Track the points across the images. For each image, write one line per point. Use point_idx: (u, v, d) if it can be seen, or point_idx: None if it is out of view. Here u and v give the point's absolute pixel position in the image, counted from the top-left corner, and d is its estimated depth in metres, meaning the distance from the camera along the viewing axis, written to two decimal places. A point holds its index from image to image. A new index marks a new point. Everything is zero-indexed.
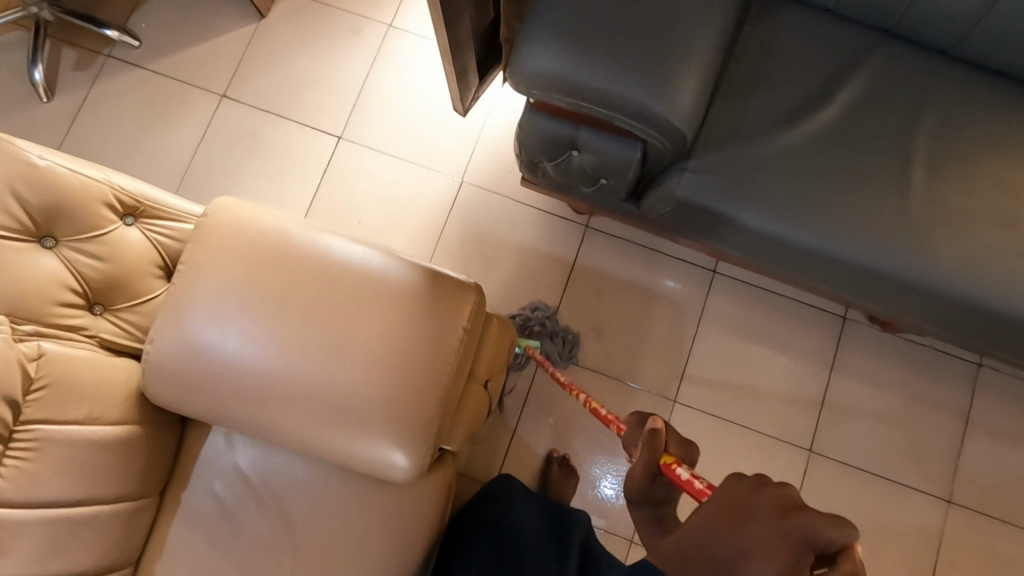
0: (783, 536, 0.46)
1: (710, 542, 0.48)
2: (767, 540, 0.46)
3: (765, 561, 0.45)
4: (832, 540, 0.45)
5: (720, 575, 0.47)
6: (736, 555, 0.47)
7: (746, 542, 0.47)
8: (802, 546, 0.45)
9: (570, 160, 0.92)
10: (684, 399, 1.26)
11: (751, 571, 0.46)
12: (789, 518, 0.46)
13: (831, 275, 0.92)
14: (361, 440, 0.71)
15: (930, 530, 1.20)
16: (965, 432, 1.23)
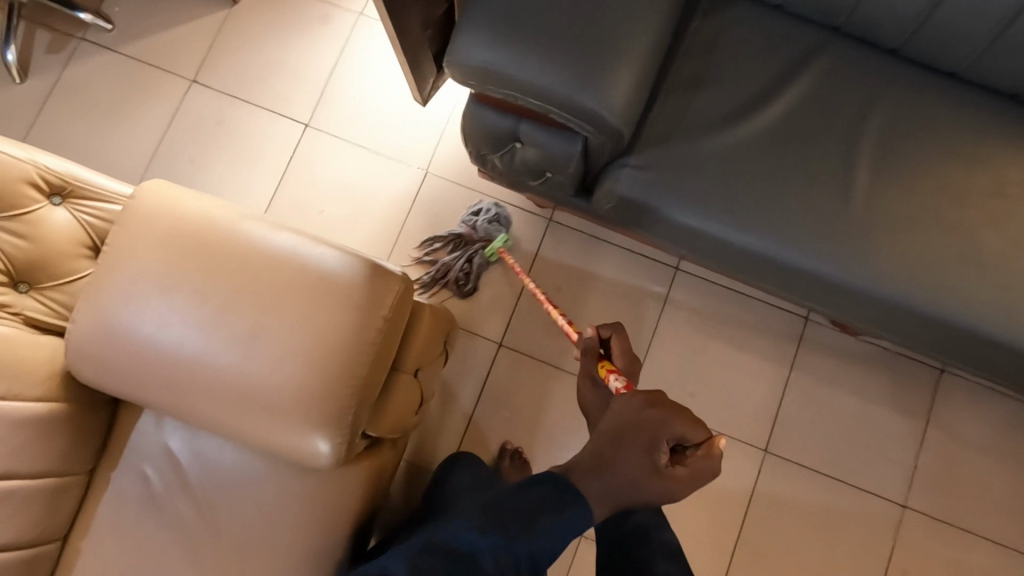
0: (657, 427, 0.63)
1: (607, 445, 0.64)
2: (646, 434, 0.63)
3: (639, 446, 0.63)
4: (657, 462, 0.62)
5: (608, 460, 0.63)
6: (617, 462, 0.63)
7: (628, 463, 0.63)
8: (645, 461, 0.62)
9: (514, 153, 0.91)
10: None
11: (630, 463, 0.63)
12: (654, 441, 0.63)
13: (775, 276, 0.90)
14: (280, 426, 0.71)
15: (884, 536, 1.19)
16: (923, 438, 1.22)
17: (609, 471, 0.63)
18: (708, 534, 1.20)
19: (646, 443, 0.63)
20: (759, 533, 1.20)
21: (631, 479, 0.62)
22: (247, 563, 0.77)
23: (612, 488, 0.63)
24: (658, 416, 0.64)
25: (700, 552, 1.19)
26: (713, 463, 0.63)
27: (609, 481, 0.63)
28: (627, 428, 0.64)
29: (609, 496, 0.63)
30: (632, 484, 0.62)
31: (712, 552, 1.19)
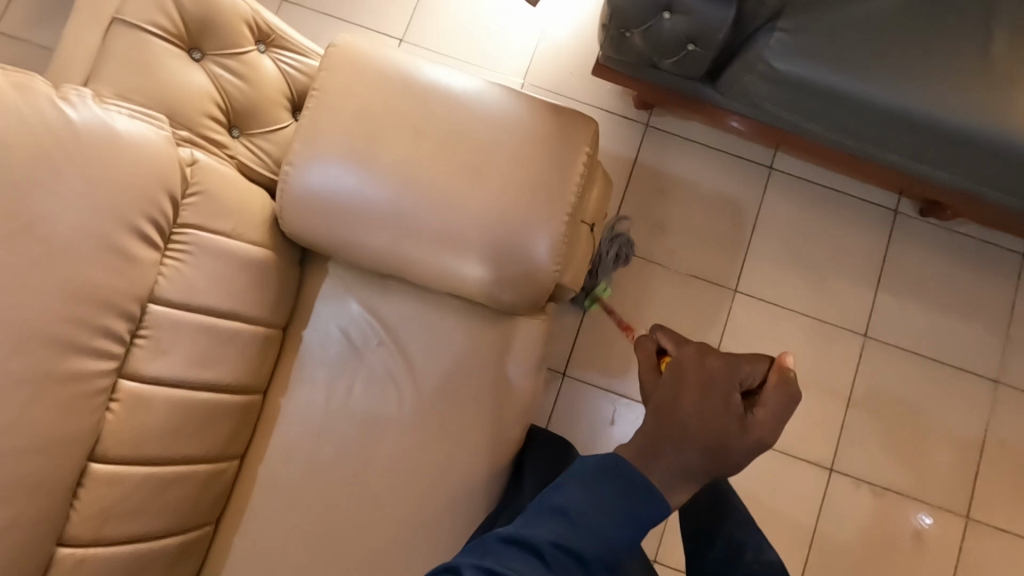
0: (725, 373, 0.56)
1: (673, 415, 0.55)
2: (716, 390, 0.55)
3: (709, 401, 0.55)
4: (739, 410, 0.55)
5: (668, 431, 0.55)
6: (687, 415, 0.54)
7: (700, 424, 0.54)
8: (730, 396, 0.55)
9: (660, 26, 0.93)
10: (745, 288, 1.29)
11: (717, 438, 0.53)
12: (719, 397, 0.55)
13: (914, 132, 0.96)
14: (493, 264, 0.74)
15: (982, 413, 1.26)
16: (1011, 318, 1.29)
17: (687, 433, 0.54)
18: (816, 416, 1.25)
19: (715, 398, 0.55)
20: (864, 413, 1.25)
21: (717, 433, 0.54)
22: (444, 410, 0.81)
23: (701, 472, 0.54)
24: (717, 375, 0.56)
25: (810, 433, 1.24)
26: (791, 388, 0.56)
27: (689, 452, 0.53)
28: (688, 398, 0.55)
29: (689, 474, 0.54)
30: (715, 448, 0.53)
31: (821, 433, 1.24)
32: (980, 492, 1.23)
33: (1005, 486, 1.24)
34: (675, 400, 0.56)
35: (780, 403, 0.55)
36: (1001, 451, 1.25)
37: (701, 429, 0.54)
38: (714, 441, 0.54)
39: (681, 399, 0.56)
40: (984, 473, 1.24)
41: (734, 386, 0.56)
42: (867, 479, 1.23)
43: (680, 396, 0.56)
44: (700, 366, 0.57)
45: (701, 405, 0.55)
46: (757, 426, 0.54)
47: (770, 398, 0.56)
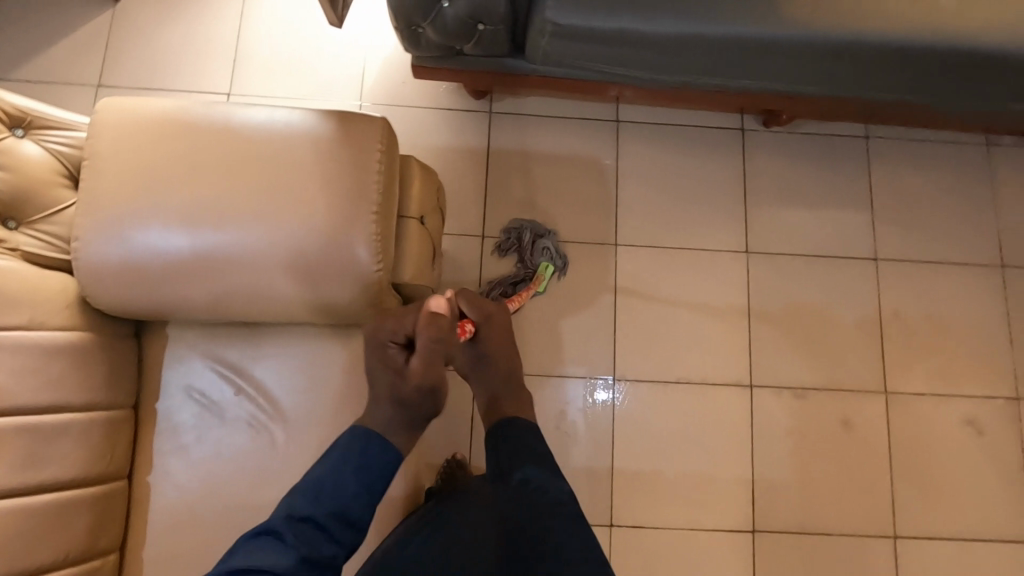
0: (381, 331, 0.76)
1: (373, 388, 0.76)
2: (378, 355, 0.75)
3: (383, 358, 0.75)
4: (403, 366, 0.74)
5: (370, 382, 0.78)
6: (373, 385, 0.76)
7: (376, 389, 0.75)
8: (393, 356, 0.75)
9: (443, 13, 0.95)
10: (625, 239, 1.31)
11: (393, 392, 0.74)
12: (392, 362, 0.75)
13: (714, 50, 0.98)
14: (316, 282, 0.74)
15: (870, 290, 1.32)
16: (871, 197, 1.36)
17: (374, 395, 0.76)
18: (723, 339, 1.28)
19: (385, 352, 0.75)
20: (767, 323, 1.29)
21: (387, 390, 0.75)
22: (320, 440, 0.80)
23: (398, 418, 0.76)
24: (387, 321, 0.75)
25: (721, 357, 1.27)
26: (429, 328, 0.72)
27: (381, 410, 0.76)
28: (370, 365, 0.76)
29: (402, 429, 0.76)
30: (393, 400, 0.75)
31: (732, 353, 1.27)
32: (890, 364, 1.29)
33: (911, 350, 1.29)
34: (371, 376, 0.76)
35: (431, 342, 0.72)
36: (898, 321, 1.31)
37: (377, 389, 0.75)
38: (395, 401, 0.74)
39: (371, 376, 0.77)
40: (889, 345, 1.29)
41: (386, 344, 0.75)
42: (786, 384, 1.27)
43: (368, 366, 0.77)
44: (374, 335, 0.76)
45: (378, 359, 0.75)
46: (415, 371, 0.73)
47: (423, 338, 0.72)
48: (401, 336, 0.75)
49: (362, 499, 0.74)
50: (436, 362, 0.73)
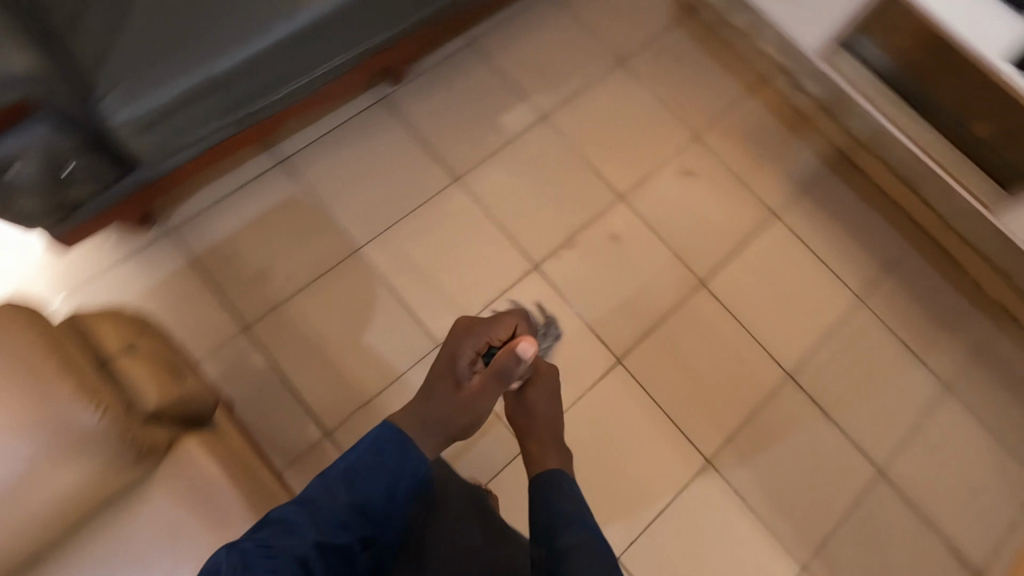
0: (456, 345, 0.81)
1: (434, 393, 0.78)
2: (448, 362, 0.80)
3: (457, 362, 0.79)
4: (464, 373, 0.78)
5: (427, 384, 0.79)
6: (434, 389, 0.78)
7: (440, 392, 0.78)
8: (457, 364, 0.79)
9: (22, 177, 0.95)
10: (363, 239, 1.39)
11: (449, 395, 0.77)
12: (454, 374, 0.79)
13: (286, 49, 1.06)
14: (54, 466, 0.73)
15: (558, 141, 1.54)
16: (509, 77, 1.58)
17: (432, 398, 0.77)
18: (492, 251, 1.42)
19: (462, 357, 0.79)
20: (512, 216, 1.45)
21: (446, 393, 0.77)
22: None
23: (442, 421, 0.76)
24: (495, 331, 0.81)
25: (500, 264, 1.41)
26: (508, 355, 0.76)
27: (430, 411, 0.76)
28: (440, 368, 0.80)
29: (431, 433, 0.75)
30: (444, 403, 0.76)
31: (506, 255, 1.42)
32: (610, 176, 1.52)
33: (614, 159, 1.54)
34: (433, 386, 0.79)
35: (502, 368, 0.76)
36: (591, 145, 1.54)
37: (434, 394, 0.78)
38: (442, 405, 0.76)
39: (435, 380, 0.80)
40: (599, 165, 1.53)
41: (461, 357, 0.80)
42: (558, 245, 1.44)
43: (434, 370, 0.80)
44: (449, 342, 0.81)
45: (454, 359, 0.80)
46: (471, 385, 0.77)
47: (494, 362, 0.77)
48: (482, 348, 0.81)
49: (386, 503, 0.69)
50: (499, 385, 0.77)
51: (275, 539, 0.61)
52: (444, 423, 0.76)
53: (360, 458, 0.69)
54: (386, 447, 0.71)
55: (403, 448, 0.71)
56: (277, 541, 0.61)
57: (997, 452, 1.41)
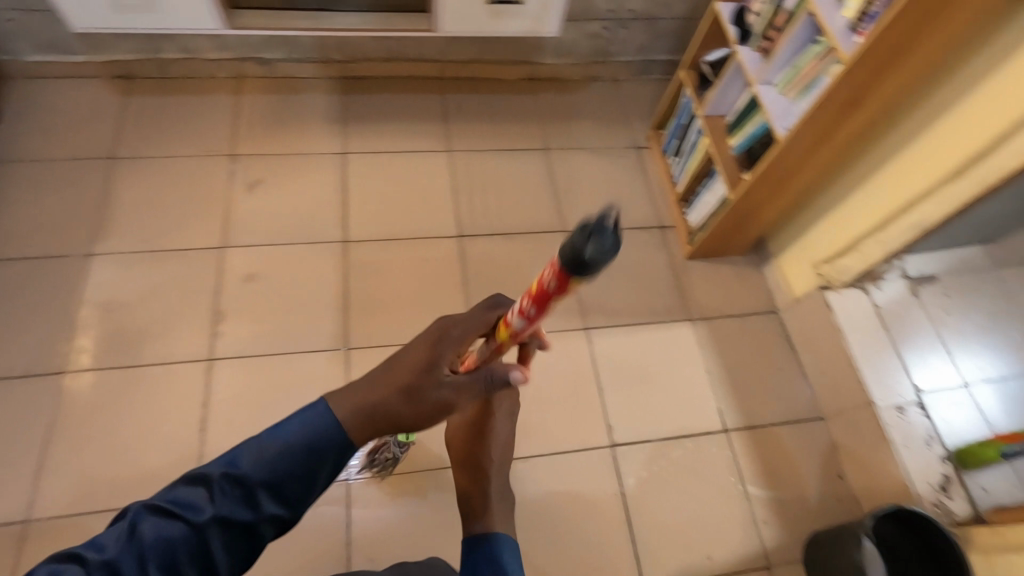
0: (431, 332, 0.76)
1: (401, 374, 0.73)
2: (420, 347, 0.75)
3: (439, 360, 0.74)
4: (431, 360, 0.74)
5: (396, 361, 0.74)
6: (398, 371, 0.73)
7: (398, 372, 0.73)
8: (421, 353, 0.74)
9: None
10: (33, 505, 1.19)
11: (403, 383, 0.72)
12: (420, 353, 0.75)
13: None
14: None
15: (126, 261, 1.45)
16: (27, 259, 1.42)
17: (390, 382, 0.73)
18: (162, 387, 1.32)
19: (447, 351, 0.75)
20: (150, 347, 1.36)
21: (405, 382, 0.72)
22: None
23: (379, 405, 0.71)
24: (556, 258, 0.62)
25: (178, 388, 1.31)
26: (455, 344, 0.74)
27: (386, 398, 0.72)
28: (411, 352, 0.75)
29: (376, 424, 0.71)
30: (399, 394, 0.72)
31: (176, 377, 1.33)
32: (198, 243, 1.49)
33: (187, 228, 1.51)
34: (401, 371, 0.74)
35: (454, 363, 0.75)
36: (158, 237, 1.49)
37: (394, 378, 0.73)
38: (397, 396, 0.72)
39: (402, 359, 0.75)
40: (179, 243, 1.48)
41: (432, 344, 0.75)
42: (211, 326, 1.39)
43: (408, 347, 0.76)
44: (436, 325, 0.76)
45: (438, 346, 0.75)
46: (430, 378, 0.73)
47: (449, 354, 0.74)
48: (455, 341, 0.76)
49: (299, 474, 0.67)
50: (452, 376, 0.74)
51: (184, 500, 0.65)
52: (379, 410, 0.71)
53: (308, 436, 0.68)
54: (325, 430, 0.68)
55: (338, 437, 0.68)
56: (186, 503, 0.65)
57: (601, 155, 1.82)
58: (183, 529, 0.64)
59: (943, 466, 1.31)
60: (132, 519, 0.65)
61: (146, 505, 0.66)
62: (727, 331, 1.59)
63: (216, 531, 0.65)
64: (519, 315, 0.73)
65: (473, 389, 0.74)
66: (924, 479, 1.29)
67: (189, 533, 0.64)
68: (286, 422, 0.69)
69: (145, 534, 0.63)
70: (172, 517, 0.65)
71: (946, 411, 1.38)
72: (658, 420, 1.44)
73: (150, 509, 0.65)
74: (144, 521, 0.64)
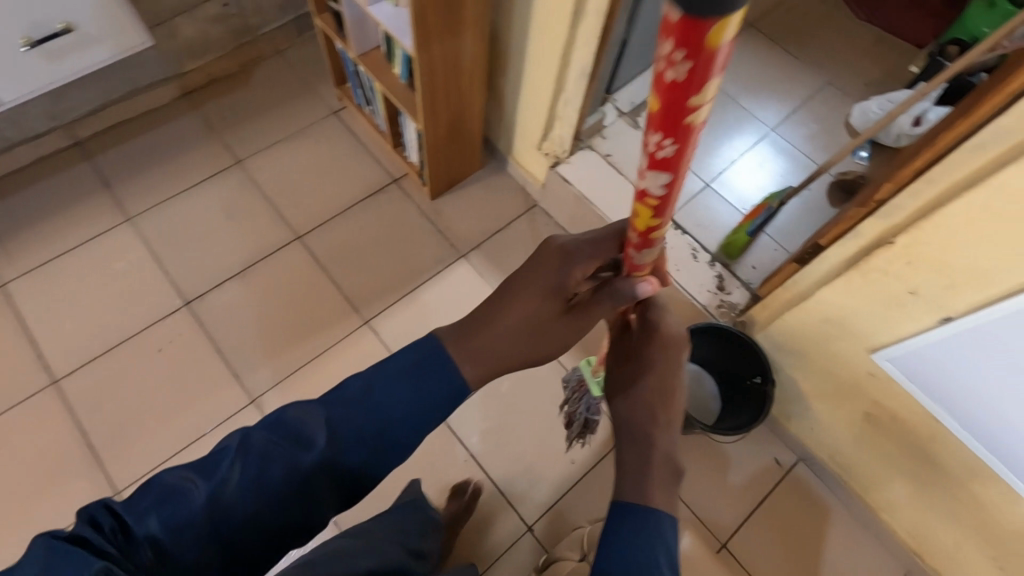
0: (540, 268, 0.78)
1: (529, 310, 0.77)
2: (539, 281, 0.78)
3: (565, 279, 0.77)
4: (544, 298, 0.77)
5: (512, 307, 0.76)
6: (516, 306, 0.77)
7: (513, 314, 0.76)
8: (535, 283, 0.78)
9: None
10: None
11: (525, 314, 0.77)
12: (531, 289, 0.78)
13: None
14: None
15: None
16: None
17: (513, 313, 0.76)
18: None
19: (571, 272, 0.77)
20: None
21: (526, 317, 0.77)
22: None
23: (506, 344, 0.75)
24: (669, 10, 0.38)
25: None
26: (569, 263, 0.77)
27: (514, 325, 0.76)
28: (525, 281, 0.78)
29: (492, 366, 0.74)
30: (525, 326, 0.77)
31: None
32: None
33: None
34: (521, 291, 0.78)
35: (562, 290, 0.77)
36: None
37: (512, 310, 0.76)
38: (523, 322, 0.77)
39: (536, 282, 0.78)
40: None
41: (550, 278, 0.77)
42: None
43: (514, 278, 0.80)
44: (546, 255, 0.78)
45: (561, 274, 0.77)
46: (551, 308, 0.77)
47: (561, 281, 0.77)
48: (566, 276, 0.77)
49: (409, 420, 0.69)
50: (561, 301, 0.77)
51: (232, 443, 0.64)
52: (502, 352, 0.75)
53: (387, 391, 0.68)
54: (437, 357, 0.72)
55: (454, 381, 0.71)
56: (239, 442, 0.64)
57: (304, 137, 1.64)
58: (233, 473, 0.62)
59: (714, 268, 1.36)
60: (237, 440, 0.64)
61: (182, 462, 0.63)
62: (500, 246, 1.55)
63: (277, 466, 0.63)
64: (651, 168, 0.53)
65: (596, 310, 0.76)
66: (702, 289, 1.34)
67: (235, 478, 0.61)
68: (409, 350, 0.73)
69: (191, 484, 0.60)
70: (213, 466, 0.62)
71: (698, 218, 1.47)
72: None
73: (266, 428, 0.65)
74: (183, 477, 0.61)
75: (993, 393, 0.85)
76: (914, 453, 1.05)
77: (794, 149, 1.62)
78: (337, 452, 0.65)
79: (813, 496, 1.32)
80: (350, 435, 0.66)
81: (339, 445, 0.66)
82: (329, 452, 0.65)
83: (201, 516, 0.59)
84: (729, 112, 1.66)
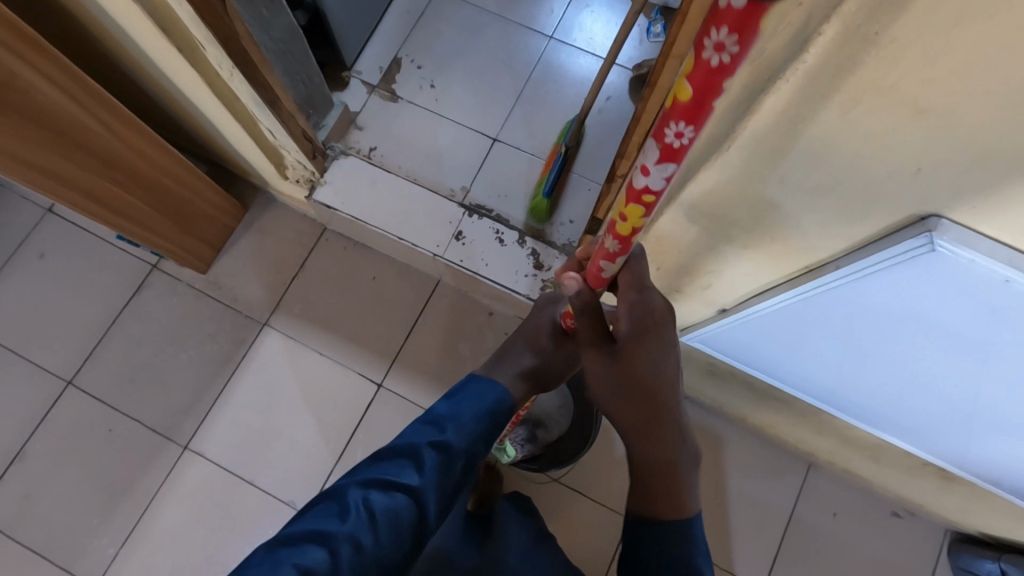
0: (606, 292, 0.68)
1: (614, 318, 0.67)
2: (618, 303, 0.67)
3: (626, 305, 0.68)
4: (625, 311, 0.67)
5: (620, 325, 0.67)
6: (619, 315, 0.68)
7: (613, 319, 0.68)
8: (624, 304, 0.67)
9: None
10: None
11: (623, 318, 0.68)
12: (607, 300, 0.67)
13: None
14: None
15: None
16: None
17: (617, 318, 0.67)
18: None
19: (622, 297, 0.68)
20: None
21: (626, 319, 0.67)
22: None
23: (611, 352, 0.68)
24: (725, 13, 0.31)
25: None
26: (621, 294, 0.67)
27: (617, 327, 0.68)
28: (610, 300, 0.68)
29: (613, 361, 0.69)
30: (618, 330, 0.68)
31: None
32: None
33: None
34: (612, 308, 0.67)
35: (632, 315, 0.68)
36: None
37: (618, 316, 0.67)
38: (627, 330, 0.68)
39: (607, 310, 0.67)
40: None
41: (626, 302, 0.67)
42: None
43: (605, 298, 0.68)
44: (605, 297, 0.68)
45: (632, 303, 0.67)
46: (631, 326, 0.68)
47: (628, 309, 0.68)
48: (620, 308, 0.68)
49: (480, 418, 0.75)
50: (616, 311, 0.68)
51: (390, 473, 0.70)
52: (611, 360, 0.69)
53: (466, 406, 0.75)
54: (472, 383, 0.78)
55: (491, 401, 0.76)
56: (393, 476, 0.69)
57: (26, 259, 1.33)
58: (404, 499, 0.68)
59: (525, 246, 1.16)
60: (352, 500, 0.67)
61: (357, 482, 0.69)
62: (302, 295, 1.32)
63: (428, 493, 0.69)
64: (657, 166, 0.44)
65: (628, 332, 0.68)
66: (517, 276, 1.15)
67: (410, 500, 0.68)
68: (445, 402, 0.76)
69: (372, 505, 0.67)
70: (387, 488, 0.68)
71: (498, 188, 1.25)
72: (318, 445, 1.23)
73: (368, 485, 0.68)
74: (366, 495, 0.67)
75: (799, 365, 0.74)
76: (763, 396, 0.96)
77: (584, 52, 1.35)
78: (430, 460, 0.71)
79: (703, 429, 1.25)
80: (438, 443, 0.72)
81: (437, 451, 0.71)
82: (434, 458, 0.71)
83: (363, 539, 0.64)
84: (498, 34, 1.36)
